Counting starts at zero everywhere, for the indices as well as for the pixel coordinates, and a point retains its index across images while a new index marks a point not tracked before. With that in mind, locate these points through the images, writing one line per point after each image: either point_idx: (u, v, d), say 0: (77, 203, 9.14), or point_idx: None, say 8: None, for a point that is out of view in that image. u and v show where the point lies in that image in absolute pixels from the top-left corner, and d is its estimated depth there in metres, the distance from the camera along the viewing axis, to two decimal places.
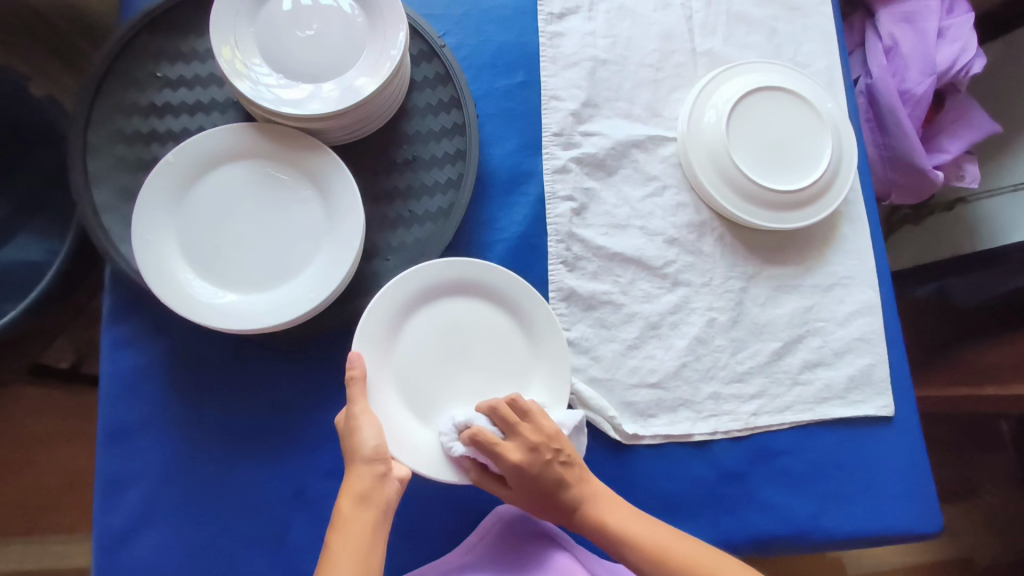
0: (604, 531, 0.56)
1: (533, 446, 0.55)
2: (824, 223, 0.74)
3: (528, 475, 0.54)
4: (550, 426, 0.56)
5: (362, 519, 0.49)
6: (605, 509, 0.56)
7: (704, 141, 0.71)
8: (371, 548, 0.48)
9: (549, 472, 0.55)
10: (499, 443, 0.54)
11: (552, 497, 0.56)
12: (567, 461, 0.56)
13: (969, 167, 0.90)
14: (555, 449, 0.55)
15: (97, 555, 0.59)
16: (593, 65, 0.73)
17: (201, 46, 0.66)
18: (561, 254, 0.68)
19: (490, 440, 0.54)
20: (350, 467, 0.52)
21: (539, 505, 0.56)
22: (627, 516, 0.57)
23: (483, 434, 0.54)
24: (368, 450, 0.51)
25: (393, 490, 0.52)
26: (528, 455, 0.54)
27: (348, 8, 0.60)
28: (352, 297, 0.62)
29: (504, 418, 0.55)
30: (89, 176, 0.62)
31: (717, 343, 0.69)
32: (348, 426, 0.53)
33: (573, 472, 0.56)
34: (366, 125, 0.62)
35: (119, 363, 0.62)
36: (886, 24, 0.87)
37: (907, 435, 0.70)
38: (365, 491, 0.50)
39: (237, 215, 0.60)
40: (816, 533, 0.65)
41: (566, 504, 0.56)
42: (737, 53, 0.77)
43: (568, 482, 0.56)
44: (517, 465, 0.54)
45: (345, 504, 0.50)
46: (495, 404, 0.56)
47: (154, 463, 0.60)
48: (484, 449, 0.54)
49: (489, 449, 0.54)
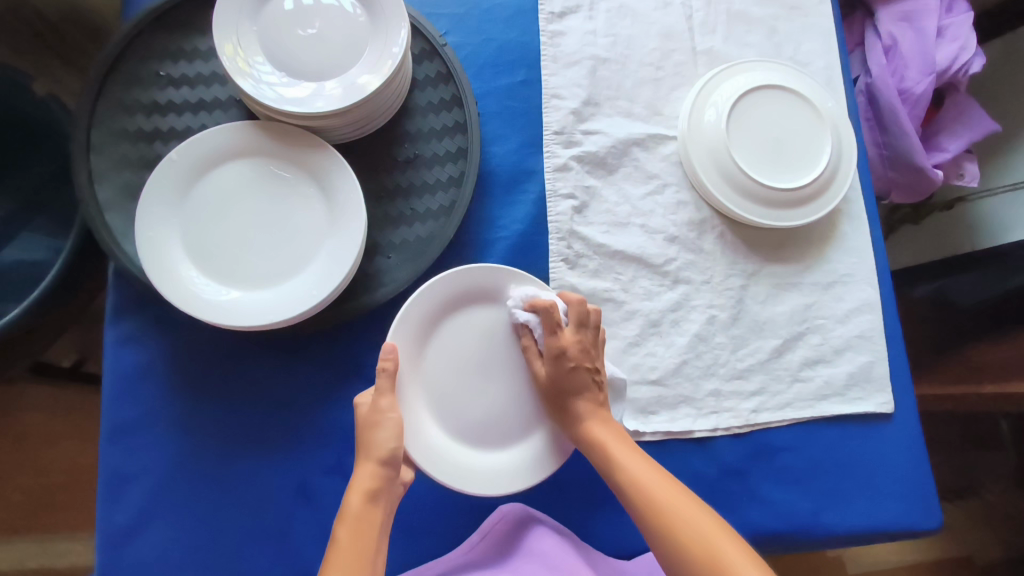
0: (598, 450, 0.56)
1: (586, 348, 0.59)
2: (824, 221, 0.74)
3: (565, 361, 0.58)
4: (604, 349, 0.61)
5: (372, 517, 0.50)
6: (607, 434, 0.57)
7: (705, 139, 0.71)
8: (373, 548, 0.49)
9: (581, 375, 0.59)
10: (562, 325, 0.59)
11: (567, 401, 0.59)
12: (599, 382, 0.60)
13: (969, 165, 0.90)
14: (597, 366, 0.60)
15: (100, 551, 0.59)
16: (594, 64, 0.74)
17: (203, 45, 0.67)
18: (563, 252, 0.69)
19: (556, 317, 0.59)
20: (359, 461, 0.52)
21: (552, 400, 0.60)
22: (635, 457, 0.55)
23: (554, 309, 0.59)
24: (384, 452, 0.52)
25: (397, 492, 0.53)
26: (578, 345, 0.59)
27: (350, 7, 0.61)
28: (354, 294, 0.63)
29: (579, 314, 0.59)
30: (92, 174, 0.62)
31: (718, 340, 0.69)
32: (369, 418, 0.54)
33: (599, 392, 0.59)
34: (367, 123, 0.63)
35: (122, 360, 0.62)
36: (885, 23, 0.87)
37: (907, 432, 0.70)
38: (374, 491, 0.51)
39: (243, 216, 0.60)
40: (816, 529, 0.66)
41: (575, 411, 0.58)
42: (737, 52, 0.77)
43: (591, 396, 0.59)
44: (564, 347, 0.58)
45: (353, 499, 0.50)
46: (572, 299, 0.60)
47: (157, 460, 0.61)
48: (545, 318, 0.59)
49: (552, 321, 0.58)
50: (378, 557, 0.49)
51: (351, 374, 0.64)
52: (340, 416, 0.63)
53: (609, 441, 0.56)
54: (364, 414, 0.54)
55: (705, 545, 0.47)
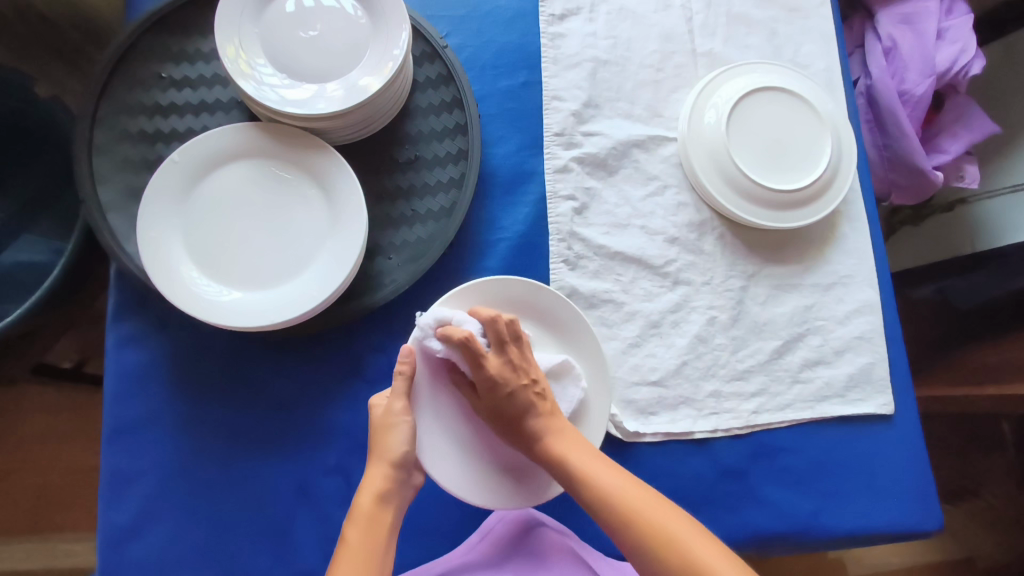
0: (558, 467, 0.54)
1: (514, 365, 0.56)
2: (824, 222, 0.74)
3: (501, 390, 0.55)
4: (532, 356, 0.58)
5: (381, 519, 0.50)
6: (566, 446, 0.54)
7: (705, 141, 0.72)
8: (383, 549, 0.49)
9: (522, 396, 0.56)
10: (483, 354, 0.55)
11: (517, 423, 0.56)
12: (541, 393, 0.57)
13: (969, 167, 0.91)
14: (532, 377, 0.57)
15: (101, 551, 0.59)
16: (594, 66, 0.74)
17: (206, 47, 0.67)
18: (563, 253, 0.69)
19: (476, 349, 0.54)
20: (372, 462, 0.53)
21: (503, 426, 0.57)
22: (595, 460, 0.53)
23: (473, 340, 0.54)
24: (397, 455, 0.53)
25: (407, 494, 0.54)
26: (505, 370, 0.56)
27: (351, 9, 0.61)
28: (356, 295, 0.63)
29: (497, 336, 0.56)
30: (94, 175, 0.62)
31: (718, 342, 0.69)
32: (384, 420, 0.54)
33: (544, 403, 0.56)
34: (368, 124, 0.63)
35: (123, 361, 0.62)
36: (885, 25, 0.87)
37: (907, 434, 0.70)
38: (385, 493, 0.52)
39: (247, 221, 0.60)
40: (816, 530, 0.66)
41: (529, 433, 0.55)
42: (737, 54, 0.77)
43: (538, 410, 0.56)
44: (494, 378, 0.55)
45: (364, 501, 0.51)
46: (491, 317, 0.56)
47: (157, 460, 0.61)
48: (464, 352, 0.55)
49: (474, 355, 0.54)
50: (388, 556, 0.49)
51: (352, 375, 0.64)
52: (341, 417, 0.63)
53: (569, 451, 0.54)
54: (380, 416, 0.55)
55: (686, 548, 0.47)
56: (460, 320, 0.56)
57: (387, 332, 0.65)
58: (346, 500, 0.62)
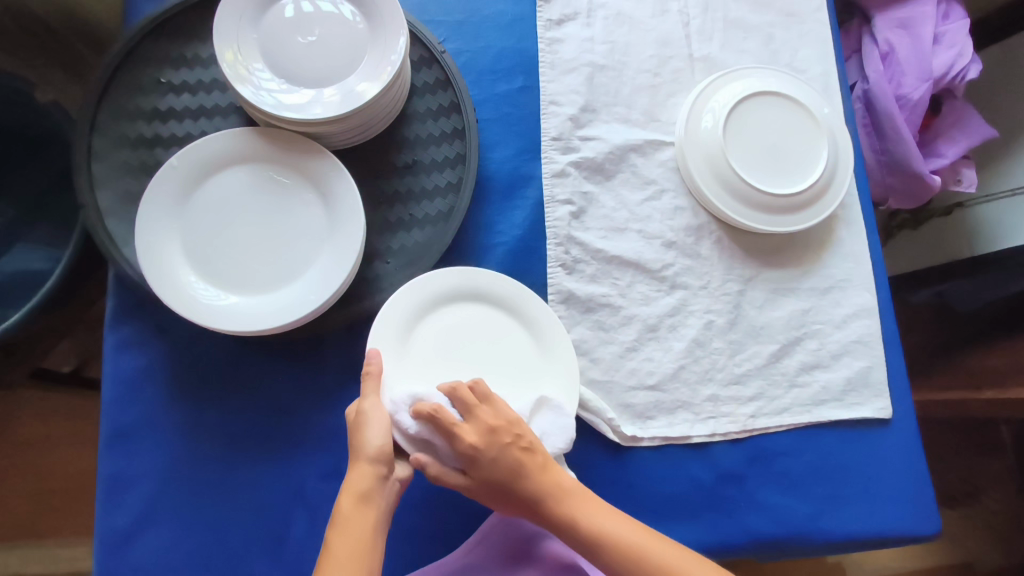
0: (590, 539, 0.51)
1: (491, 428, 0.53)
2: (820, 226, 0.75)
3: (485, 458, 0.52)
4: (510, 412, 0.54)
5: (363, 519, 0.49)
6: (577, 509, 0.52)
7: (702, 146, 0.72)
8: (369, 549, 0.49)
9: (509, 456, 0.52)
10: (455, 425, 0.52)
11: (515, 487, 0.52)
12: (528, 448, 0.53)
13: (966, 171, 0.91)
14: (516, 432, 0.53)
15: (98, 555, 0.59)
16: (592, 71, 0.74)
17: (204, 52, 0.67)
18: (560, 257, 0.69)
19: (443, 421, 0.52)
20: (352, 463, 0.52)
21: (503, 499, 0.53)
22: (615, 516, 0.53)
23: (440, 413, 0.52)
24: (373, 449, 0.52)
25: (392, 493, 0.52)
26: (484, 436, 0.52)
27: (349, 15, 0.61)
28: (353, 299, 0.63)
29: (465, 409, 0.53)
30: (93, 180, 0.62)
31: (715, 345, 0.69)
32: (357, 420, 0.53)
33: (534, 459, 0.53)
34: (366, 129, 0.63)
35: (122, 365, 0.62)
36: (882, 30, 0.88)
37: (905, 438, 0.70)
38: (366, 492, 0.50)
39: (239, 223, 0.60)
40: (814, 535, 0.66)
41: (530, 497, 0.52)
42: (734, 59, 0.78)
43: (531, 469, 0.52)
44: (472, 446, 0.52)
45: (346, 501, 0.50)
46: (454, 386, 0.54)
47: (155, 463, 0.61)
48: (435, 426, 0.53)
49: (444, 426, 0.52)
50: (375, 554, 0.49)
51: (349, 379, 0.64)
52: (339, 422, 0.63)
53: (586, 513, 0.52)
54: (353, 419, 0.54)
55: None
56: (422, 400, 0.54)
57: None
58: None
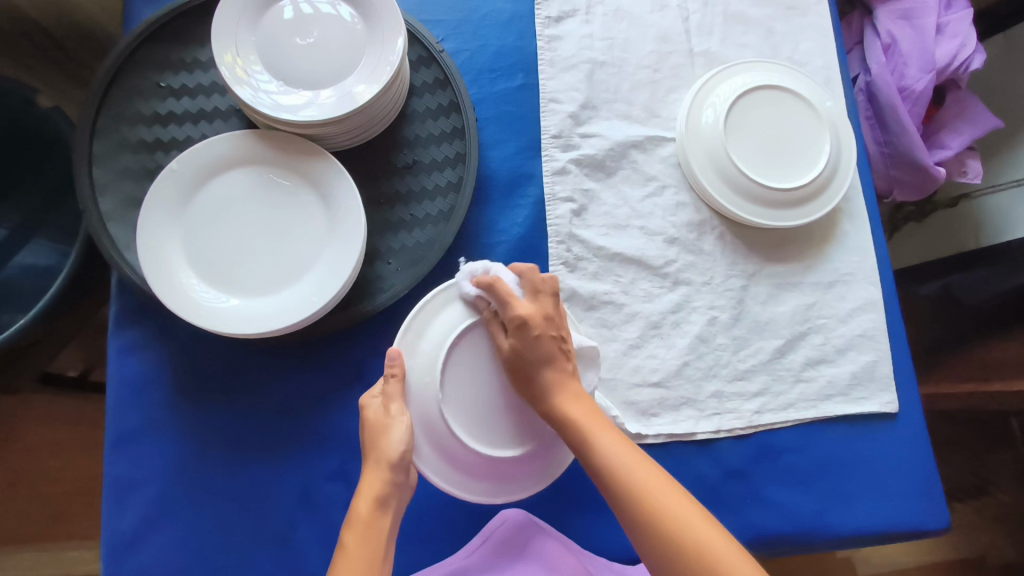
0: (572, 429, 0.53)
1: (547, 315, 0.56)
2: (823, 220, 0.74)
3: (537, 321, 0.55)
4: (563, 316, 0.58)
5: (379, 527, 0.50)
6: (578, 408, 0.53)
7: (702, 141, 0.71)
8: (382, 554, 0.49)
9: (548, 344, 0.55)
10: (516, 294, 0.56)
11: (536, 373, 0.54)
12: (565, 351, 0.56)
13: (972, 162, 0.90)
14: (561, 333, 0.56)
15: (105, 558, 0.59)
16: (591, 67, 0.74)
17: (203, 55, 0.67)
18: (562, 255, 0.69)
19: (532, 281, 0.57)
20: (370, 465, 0.53)
21: (523, 378, 0.54)
22: (610, 431, 0.53)
23: (499, 283, 0.56)
24: (395, 455, 0.52)
25: (404, 496, 0.53)
26: (539, 307, 0.56)
27: (348, 16, 0.61)
28: (353, 301, 0.63)
29: (548, 290, 0.57)
30: (94, 186, 0.63)
31: (719, 342, 0.69)
32: (381, 421, 0.53)
33: (567, 361, 0.55)
34: (365, 131, 0.63)
35: (126, 369, 0.63)
36: (884, 21, 0.87)
37: (912, 432, 0.69)
38: (383, 498, 0.51)
39: (272, 241, 0.61)
40: (821, 531, 0.65)
41: (546, 384, 0.54)
42: (733, 53, 0.77)
43: (559, 366, 0.55)
44: (525, 316, 0.54)
45: (362, 506, 0.51)
46: (524, 270, 0.58)
47: (160, 466, 0.61)
48: (524, 283, 0.57)
49: (501, 293, 0.55)
50: (387, 559, 0.50)
51: (353, 380, 0.64)
52: (341, 423, 0.63)
53: (585, 419, 0.53)
54: (374, 416, 0.54)
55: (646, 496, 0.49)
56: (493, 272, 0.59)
57: (387, 337, 0.65)
58: (348, 506, 0.62)
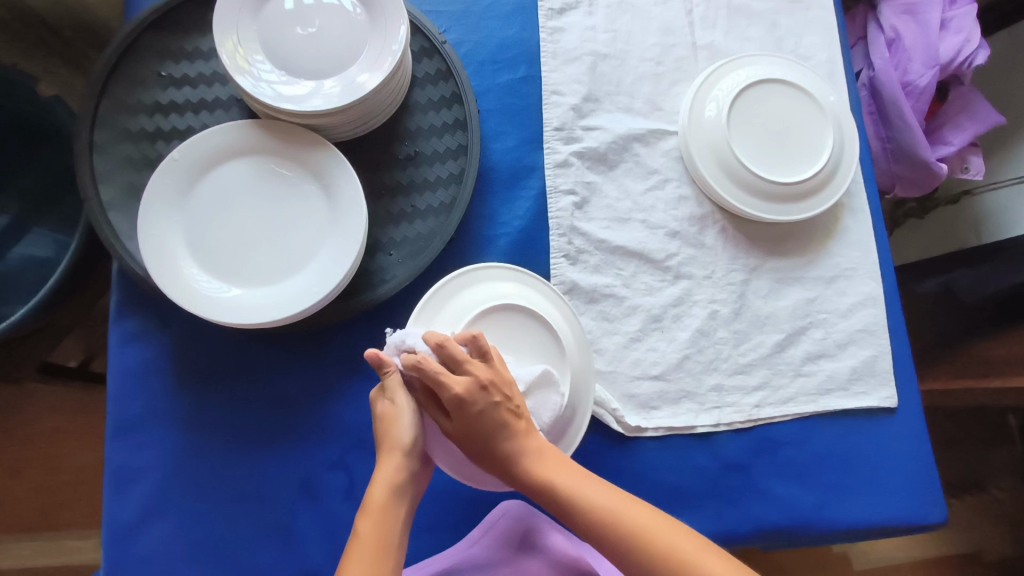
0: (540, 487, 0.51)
1: (484, 383, 0.51)
2: (826, 215, 0.74)
3: (472, 406, 0.50)
4: (506, 372, 0.53)
5: (397, 514, 0.50)
6: (543, 465, 0.51)
7: (705, 134, 0.71)
8: (397, 542, 0.49)
9: (493, 413, 0.51)
10: (443, 374, 0.50)
11: (491, 445, 0.51)
12: (516, 410, 0.52)
13: (974, 158, 0.90)
14: (506, 393, 0.52)
15: (104, 548, 0.59)
16: (594, 60, 0.74)
17: (205, 45, 0.67)
18: (563, 248, 0.69)
19: (454, 351, 0.51)
20: (384, 453, 0.52)
21: (478, 450, 0.51)
22: (583, 479, 0.51)
23: (427, 361, 0.51)
24: (412, 440, 0.52)
25: (417, 484, 0.53)
26: (472, 388, 0.50)
27: (350, 7, 0.61)
28: (354, 293, 0.63)
29: (478, 349, 0.52)
30: (95, 175, 0.62)
31: (720, 336, 0.69)
32: (388, 412, 0.53)
33: (519, 423, 0.52)
34: (366, 121, 0.63)
35: (126, 359, 0.63)
36: (888, 16, 0.86)
37: (911, 426, 0.69)
38: (400, 485, 0.51)
39: (284, 234, 0.60)
40: (818, 524, 0.65)
41: (502, 455, 0.51)
42: (737, 47, 0.77)
43: (512, 431, 0.51)
44: (461, 394, 0.50)
45: (379, 493, 0.50)
46: (444, 339, 0.51)
47: (160, 455, 0.61)
48: (449, 359, 0.51)
49: (431, 377, 0.50)
50: (402, 547, 0.49)
51: (354, 371, 0.64)
52: (343, 414, 0.63)
53: (552, 471, 0.51)
54: (384, 409, 0.53)
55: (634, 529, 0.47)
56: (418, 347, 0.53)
57: (388, 328, 0.65)
58: (348, 497, 0.62)
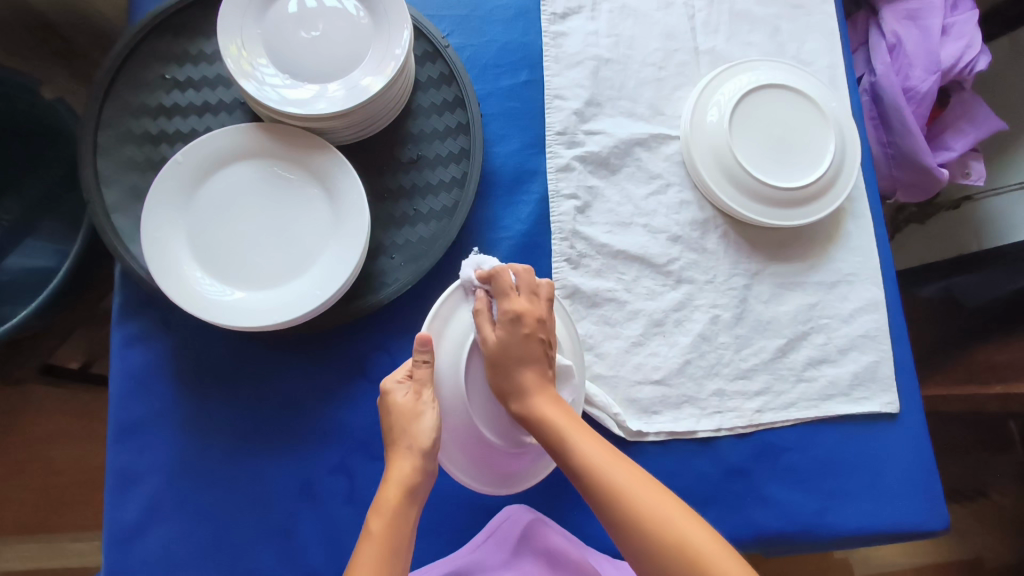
0: (547, 432, 0.53)
1: (540, 318, 0.56)
2: (827, 221, 0.74)
3: (528, 330, 0.55)
4: (553, 325, 0.58)
5: (406, 517, 0.50)
6: (554, 410, 0.54)
7: (706, 139, 0.71)
8: (407, 542, 0.49)
9: (536, 346, 0.55)
10: (513, 291, 0.56)
11: (522, 367, 0.54)
12: (550, 357, 0.57)
13: (975, 163, 0.90)
14: (550, 340, 0.57)
15: (107, 551, 0.59)
16: (596, 64, 0.74)
17: (208, 48, 0.67)
18: (565, 252, 0.69)
19: (532, 279, 0.57)
20: (398, 451, 0.52)
21: (504, 370, 0.54)
22: (587, 437, 0.53)
23: (504, 274, 0.57)
24: (428, 443, 0.52)
25: (429, 484, 0.53)
26: (532, 319, 0.56)
27: (353, 10, 0.61)
28: (356, 296, 0.63)
29: (547, 294, 0.58)
30: (99, 177, 0.63)
31: (721, 340, 0.69)
32: (414, 406, 0.53)
33: (550, 368, 0.56)
34: (368, 125, 0.63)
35: (127, 361, 0.63)
36: (889, 22, 0.87)
37: (912, 431, 0.69)
38: (411, 487, 0.51)
39: (291, 235, 0.61)
40: (820, 531, 0.65)
41: (529, 385, 0.54)
42: (739, 52, 0.77)
43: (543, 370, 0.55)
44: (519, 312, 0.55)
45: (391, 494, 0.50)
46: (527, 270, 0.58)
47: (162, 458, 0.61)
48: (524, 282, 0.57)
49: (503, 286, 0.56)
50: (410, 549, 0.50)
51: (356, 374, 0.64)
52: (345, 417, 0.63)
53: (562, 422, 0.53)
54: (405, 403, 0.53)
55: (629, 497, 0.49)
56: (494, 266, 0.59)
57: (390, 331, 0.65)
58: (350, 501, 0.62)
